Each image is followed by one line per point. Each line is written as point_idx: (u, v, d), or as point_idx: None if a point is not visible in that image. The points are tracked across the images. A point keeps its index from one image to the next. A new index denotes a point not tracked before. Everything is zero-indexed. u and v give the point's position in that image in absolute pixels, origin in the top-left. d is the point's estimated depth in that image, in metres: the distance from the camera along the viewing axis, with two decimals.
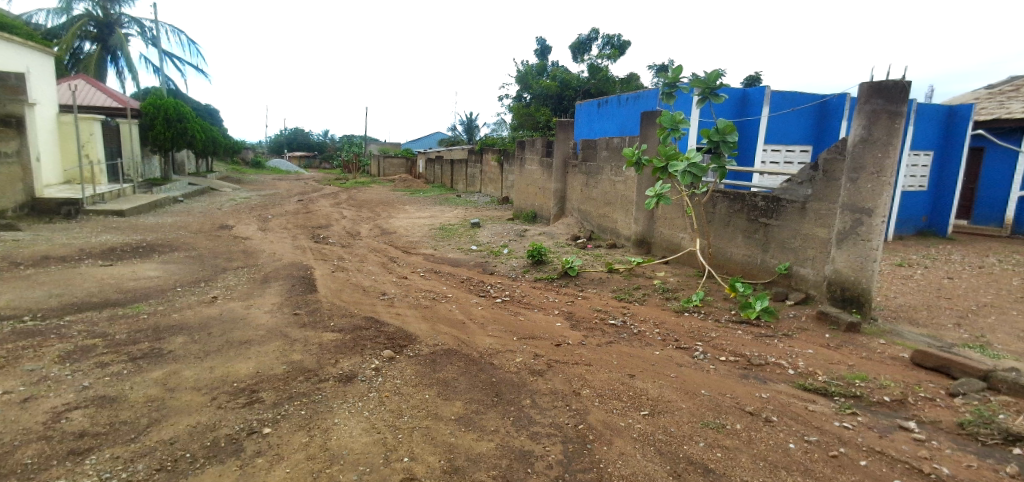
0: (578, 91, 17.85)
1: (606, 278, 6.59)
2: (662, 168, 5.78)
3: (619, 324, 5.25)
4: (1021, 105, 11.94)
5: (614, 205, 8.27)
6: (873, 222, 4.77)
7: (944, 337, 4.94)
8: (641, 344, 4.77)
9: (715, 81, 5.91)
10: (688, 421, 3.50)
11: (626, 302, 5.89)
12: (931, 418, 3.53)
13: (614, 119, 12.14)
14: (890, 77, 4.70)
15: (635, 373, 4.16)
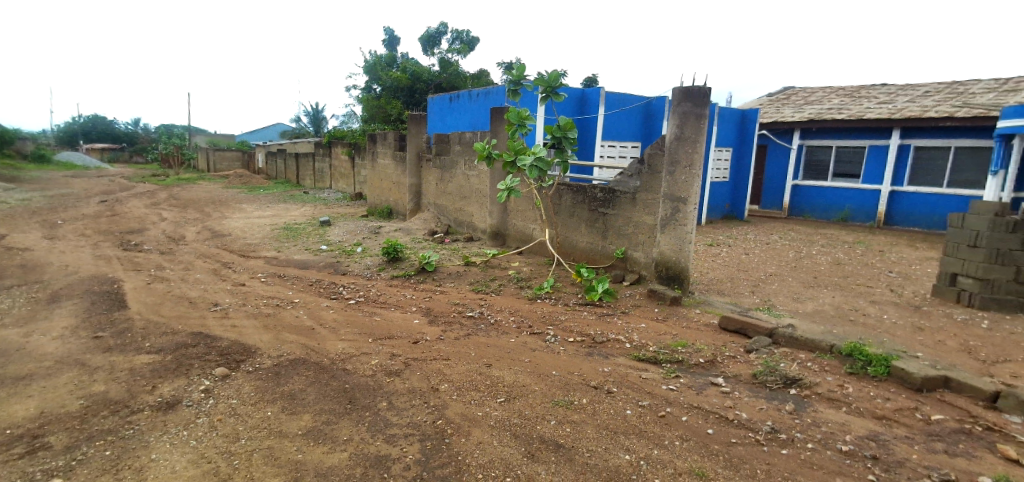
0: (429, 85, 17.95)
1: (463, 271, 6.81)
2: (511, 162, 6.20)
3: (477, 316, 5.34)
4: (792, 110, 14.55)
5: (468, 200, 8.67)
6: (687, 209, 5.32)
7: (743, 302, 5.75)
8: (497, 333, 4.89)
9: (557, 81, 6.37)
10: (540, 402, 3.62)
11: (484, 294, 6.04)
12: (733, 373, 4.06)
13: (466, 114, 12.57)
14: (696, 84, 5.19)
15: (493, 362, 4.23)
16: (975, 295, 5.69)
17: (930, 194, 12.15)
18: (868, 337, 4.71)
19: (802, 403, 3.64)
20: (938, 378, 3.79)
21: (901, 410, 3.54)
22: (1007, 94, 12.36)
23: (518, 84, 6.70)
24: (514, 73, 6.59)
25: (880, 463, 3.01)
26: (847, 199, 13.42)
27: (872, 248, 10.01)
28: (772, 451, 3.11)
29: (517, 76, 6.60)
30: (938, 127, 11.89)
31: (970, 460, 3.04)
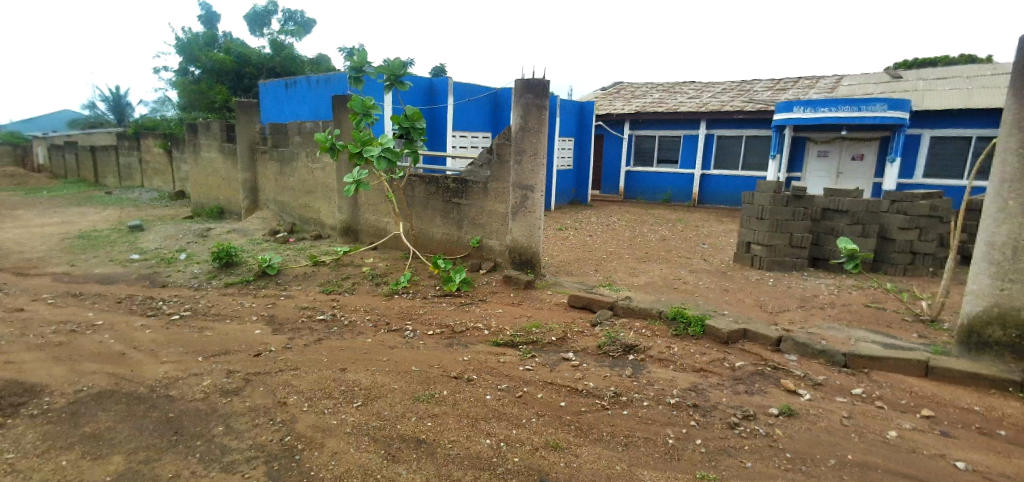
0: (260, 69, 16.53)
1: (312, 272, 6.45)
2: (358, 153, 6.06)
3: (329, 318, 4.96)
4: (622, 103, 15.97)
5: (314, 195, 8.31)
6: (534, 197, 5.60)
7: (588, 280, 6.08)
8: (353, 335, 4.53)
9: (400, 70, 6.32)
10: (400, 401, 3.32)
11: (336, 295, 5.74)
12: (581, 347, 4.15)
13: (306, 101, 11.90)
14: (535, 76, 5.45)
15: (347, 366, 3.85)
16: (761, 259, 6.76)
17: (731, 175, 14.22)
18: (688, 300, 5.24)
19: (638, 367, 3.82)
20: (739, 331, 4.19)
21: (715, 361, 3.88)
22: (783, 92, 14.81)
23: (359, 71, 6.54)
24: (355, 59, 6.41)
25: (699, 409, 3.24)
26: (668, 183, 15.15)
27: (689, 224, 11.37)
28: (614, 413, 3.21)
29: (358, 62, 6.44)
30: (733, 119, 13.90)
31: (764, 396, 3.39)
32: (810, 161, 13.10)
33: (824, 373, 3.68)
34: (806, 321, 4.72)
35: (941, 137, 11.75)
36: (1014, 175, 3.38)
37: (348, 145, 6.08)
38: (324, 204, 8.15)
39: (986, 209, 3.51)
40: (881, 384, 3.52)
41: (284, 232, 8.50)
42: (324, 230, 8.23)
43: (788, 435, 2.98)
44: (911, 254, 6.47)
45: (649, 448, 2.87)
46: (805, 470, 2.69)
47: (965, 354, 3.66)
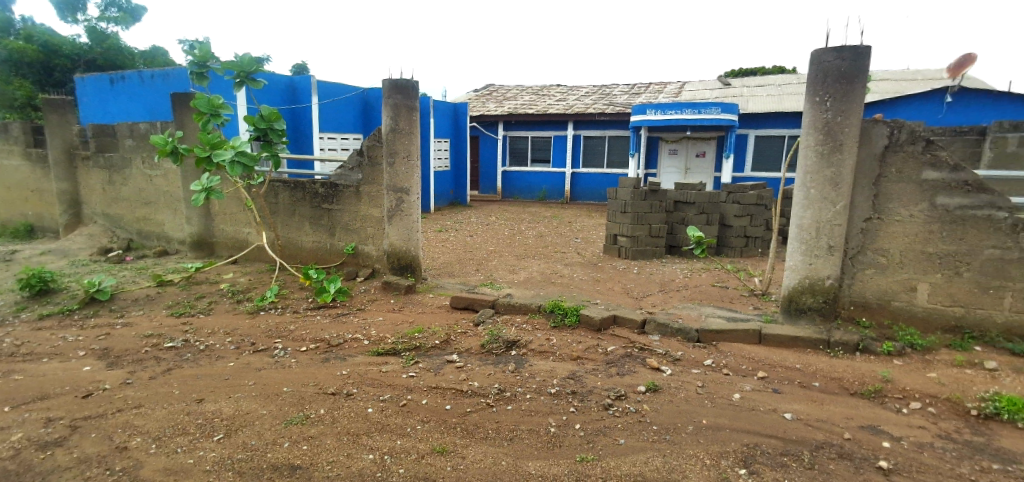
0: (75, 62, 14.31)
1: (155, 294, 5.78)
2: (206, 157, 5.53)
3: (180, 345, 4.52)
4: (495, 105, 16.30)
5: (155, 205, 7.57)
6: (410, 199, 5.55)
7: (470, 280, 6.18)
8: (210, 360, 4.18)
9: (251, 66, 5.89)
10: (270, 427, 3.15)
11: (188, 317, 5.18)
12: (465, 348, 4.24)
13: (141, 101, 10.72)
14: (403, 76, 5.38)
15: (205, 395, 3.56)
16: (626, 249, 7.31)
17: (597, 173, 15.20)
18: (565, 292, 5.53)
19: (520, 361, 3.99)
20: (610, 317, 4.52)
21: (590, 347, 4.16)
22: (637, 95, 16.09)
23: (203, 66, 6.01)
24: (196, 53, 5.87)
25: (577, 395, 3.47)
26: (543, 181, 15.77)
27: (562, 220, 11.93)
28: (498, 410, 3.33)
29: (201, 57, 5.90)
30: (596, 121, 14.83)
31: (633, 376, 3.71)
32: (663, 159, 14.33)
33: (681, 348, 4.10)
34: (666, 303, 5.21)
35: (764, 136, 13.48)
36: (815, 167, 4.01)
37: (193, 148, 5.53)
38: (169, 215, 7.45)
39: (795, 196, 4.13)
40: (726, 354, 3.99)
41: (118, 250, 7.71)
42: (171, 244, 7.57)
43: (653, 409, 3.29)
44: (745, 238, 7.40)
45: (533, 439, 3.03)
46: (669, 439, 2.99)
47: (788, 319, 4.28)
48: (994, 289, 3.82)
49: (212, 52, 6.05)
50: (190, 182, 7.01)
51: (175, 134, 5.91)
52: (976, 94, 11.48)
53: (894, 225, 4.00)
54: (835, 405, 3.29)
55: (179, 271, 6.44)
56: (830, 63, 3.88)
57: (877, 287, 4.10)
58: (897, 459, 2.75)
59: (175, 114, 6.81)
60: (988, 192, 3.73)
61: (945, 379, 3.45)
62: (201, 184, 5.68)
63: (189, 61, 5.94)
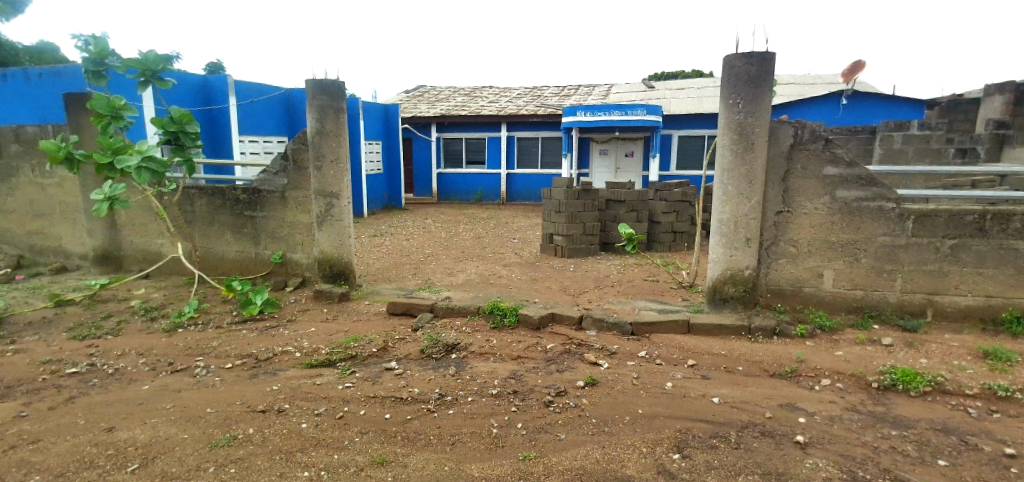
0: None
1: (54, 317, 5.26)
2: (109, 164, 5.14)
3: (84, 370, 4.18)
4: (427, 107, 16.09)
5: (50, 218, 6.99)
6: (341, 204, 5.44)
7: (407, 285, 6.13)
8: (122, 385, 3.92)
9: (158, 64, 5.50)
10: (192, 452, 3.00)
11: (93, 339, 4.77)
12: (404, 354, 4.21)
13: (32, 103, 9.86)
14: (328, 77, 5.24)
15: (116, 423, 3.34)
16: (563, 248, 7.47)
17: (533, 173, 15.44)
18: (504, 293, 5.60)
19: (461, 364, 4.02)
20: (548, 315, 4.61)
21: (529, 346, 4.24)
22: (567, 97, 16.44)
23: (99, 63, 5.58)
24: (92, 49, 5.44)
25: (518, 395, 3.54)
26: (479, 182, 15.80)
27: (499, 221, 12.00)
28: (440, 415, 3.34)
29: (97, 53, 5.48)
30: (529, 122, 15.03)
31: (572, 372, 3.81)
32: (594, 159, 14.71)
33: (616, 342, 4.25)
34: (602, 299, 5.37)
35: (686, 136, 14.13)
36: (731, 165, 4.28)
37: (93, 154, 5.12)
38: (66, 228, 6.93)
39: (714, 193, 4.38)
40: (658, 345, 4.18)
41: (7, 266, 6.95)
42: (70, 260, 6.98)
43: (592, 403, 3.40)
44: (673, 233, 7.74)
45: (475, 442, 3.07)
46: (607, 431, 3.11)
47: (713, 308, 4.54)
48: (887, 272, 4.23)
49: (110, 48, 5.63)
50: (90, 190, 6.56)
51: (70, 138, 5.47)
52: (867, 96, 12.55)
53: (801, 217, 4.32)
54: (757, 387, 3.53)
55: (80, 289, 5.97)
56: (740, 68, 4.14)
57: (789, 275, 4.43)
58: (812, 433, 2.99)
59: (70, 117, 6.29)
60: (878, 185, 4.12)
61: (849, 356, 3.78)
62: (103, 191, 5.30)
63: (83, 59, 5.46)
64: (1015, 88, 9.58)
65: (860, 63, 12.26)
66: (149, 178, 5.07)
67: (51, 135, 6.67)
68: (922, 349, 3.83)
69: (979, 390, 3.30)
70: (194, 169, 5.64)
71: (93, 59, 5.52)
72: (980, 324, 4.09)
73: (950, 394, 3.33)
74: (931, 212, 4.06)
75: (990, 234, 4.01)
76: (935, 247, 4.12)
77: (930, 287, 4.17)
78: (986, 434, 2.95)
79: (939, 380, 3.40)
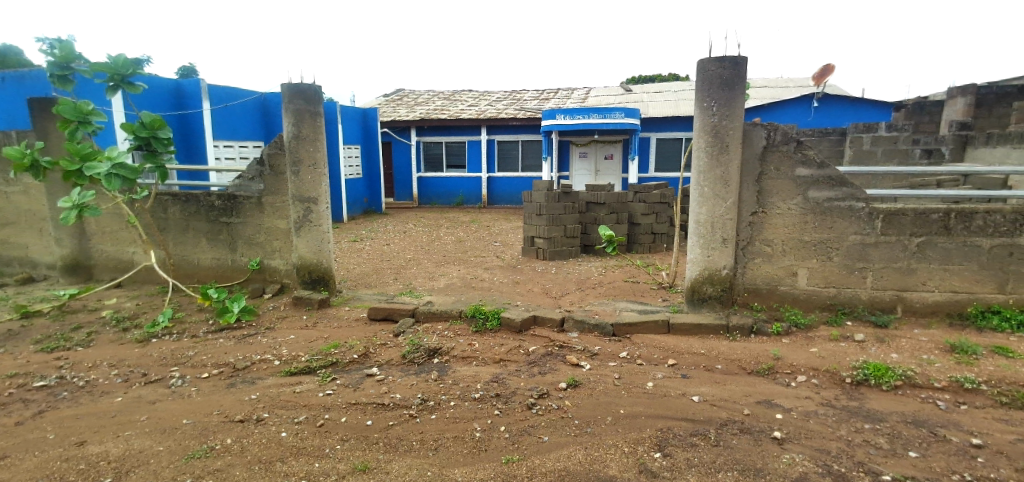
0: None
1: (22, 329, 5.13)
2: (76, 171, 5.01)
3: (54, 383, 4.07)
4: (406, 111, 16.02)
5: (16, 227, 6.80)
6: (319, 209, 5.39)
7: (388, 290, 6.09)
8: (93, 397, 3.83)
9: (128, 69, 5.38)
10: (167, 464, 2.95)
11: (61, 351, 4.65)
12: (385, 360, 4.19)
13: None
14: (305, 81, 5.19)
15: (87, 437, 3.26)
16: (544, 251, 7.49)
17: (514, 177, 15.48)
18: (487, 296, 5.61)
19: (443, 369, 4.01)
20: (530, 318, 4.63)
21: (512, 349, 4.25)
22: (546, 101, 16.52)
23: (66, 67, 5.44)
24: (58, 52, 5.31)
25: (501, 398, 3.54)
26: (460, 186, 15.78)
27: (481, 225, 12.00)
28: (423, 420, 3.33)
29: (63, 57, 5.34)
30: (509, 125, 15.07)
31: (555, 374, 3.84)
32: (574, 162, 14.79)
33: (598, 343, 4.28)
34: (583, 301, 5.41)
35: (664, 139, 14.32)
36: (707, 167, 4.35)
37: (60, 161, 5.00)
38: (32, 237, 6.74)
39: (691, 194, 4.45)
40: (639, 345, 4.22)
41: None
42: (37, 270, 6.77)
43: (575, 404, 3.43)
44: (652, 234, 7.83)
45: (459, 446, 3.06)
46: (590, 431, 3.14)
47: (692, 308, 4.60)
48: (859, 270, 4.34)
49: (77, 52, 5.50)
50: (57, 197, 6.39)
51: (36, 144, 5.33)
52: (837, 99, 12.86)
53: (775, 218, 4.41)
54: (735, 385, 3.59)
55: (48, 299, 5.80)
56: (714, 71, 4.22)
57: (765, 274, 4.52)
58: (789, 428, 3.06)
59: (34, 123, 6.12)
60: (848, 185, 4.23)
61: (824, 353, 3.87)
62: (71, 199, 5.16)
63: (48, 63, 5.32)
64: (976, 91, 9.91)
65: (830, 67, 12.57)
66: (120, 185, 4.95)
67: (15, 141, 6.48)
68: (892, 344, 3.94)
69: (947, 383, 3.40)
70: (167, 175, 5.53)
71: (58, 63, 5.38)
72: (947, 319, 4.23)
73: (919, 387, 3.43)
74: (899, 211, 4.18)
75: (955, 231, 4.15)
76: (903, 245, 4.24)
77: (899, 284, 4.29)
78: (954, 426, 3.04)
79: (909, 374, 3.50)
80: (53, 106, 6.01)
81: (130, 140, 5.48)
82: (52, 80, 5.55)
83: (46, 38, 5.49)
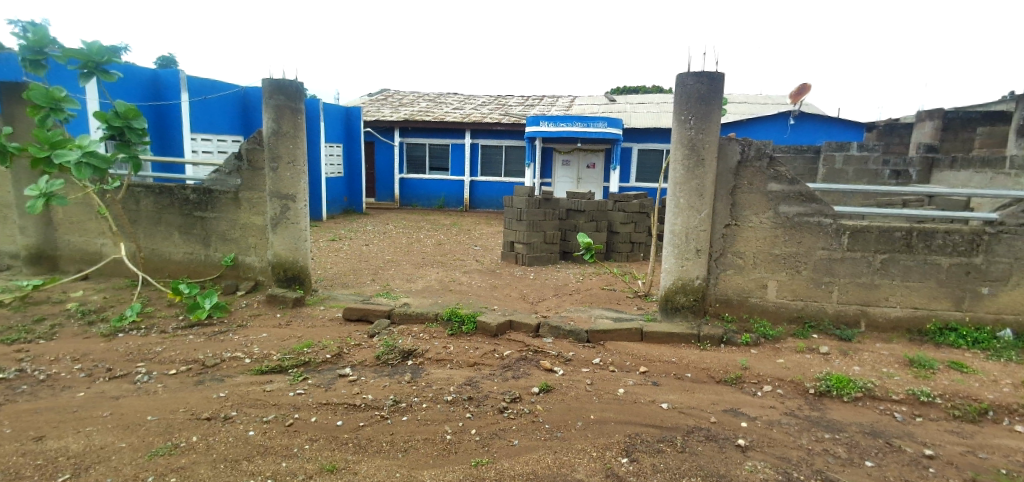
0: None
1: None
2: (45, 158, 4.89)
3: (14, 376, 3.96)
4: (389, 111, 15.97)
5: None
6: (297, 206, 5.33)
7: (365, 291, 6.06)
8: (54, 392, 3.73)
9: (104, 56, 5.27)
10: (130, 461, 2.90)
11: (23, 343, 4.53)
12: (359, 360, 4.17)
13: None
14: (286, 77, 5.15)
15: (46, 432, 3.18)
16: (523, 256, 7.54)
17: (496, 181, 15.51)
18: (464, 300, 5.61)
19: (416, 371, 4.01)
20: (505, 323, 4.65)
21: (486, 353, 4.27)
22: (529, 107, 16.61)
23: (39, 52, 5.32)
24: (30, 37, 5.19)
25: (474, 401, 3.56)
26: (441, 189, 15.76)
27: (461, 228, 12.00)
28: (393, 421, 3.32)
29: (36, 42, 5.22)
30: (493, 130, 15.12)
31: (528, 378, 3.86)
32: (557, 169, 14.88)
33: (572, 349, 4.32)
34: (559, 307, 5.45)
35: (645, 150, 14.51)
36: (683, 179, 4.44)
37: (28, 147, 4.87)
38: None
39: (667, 205, 4.53)
40: (612, 352, 4.27)
41: None
42: None
43: (546, 409, 3.45)
44: (630, 243, 7.91)
45: (429, 448, 3.06)
46: (560, 436, 3.17)
47: (665, 317, 4.68)
48: (825, 284, 4.46)
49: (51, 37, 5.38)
50: (23, 185, 6.21)
51: (3, 130, 5.19)
52: (812, 117, 13.20)
53: (747, 231, 4.51)
54: (703, 393, 3.66)
55: (10, 289, 5.63)
56: (691, 86, 4.31)
57: (736, 286, 4.61)
58: (752, 437, 3.13)
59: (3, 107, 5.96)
60: (817, 202, 4.35)
61: (789, 364, 3.97)
62: (38, 187, 5.03)
63: (20, 47, 5.20)
64: (943, 115, 10.23)
65: (807, 86, 12.90)
66: (90, 174, 4.85)
67: None
68: (855, 357, 4.06)
69: (904, 396, 3.52)
70: (139, 166, 5.42)
71: (31, 47, 5.25)
72: (907, 334, 4.37)
73: (878, 399, 3.54)
74: (864, 228, 4.31)
75: (916, 250, 4.29)
76: (867, 261, 4.37)
77: (863, 299, 4.42)
78: (909, 437, 3.15)
79: (869, 386, 3.61)
80: (23, 92, 5.86)
81: (102, 129, 5.36)
82: (24, 63, 5.41)
83: (19, 21, 5.36)
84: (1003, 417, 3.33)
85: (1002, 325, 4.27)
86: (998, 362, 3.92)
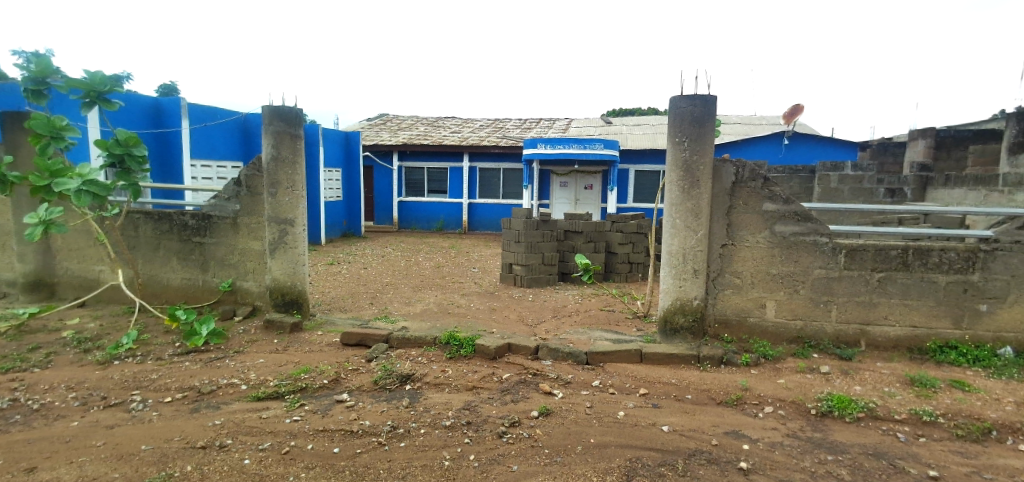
0: None
1: None
2: (45, 186, 4.90)
3: (8, 405, 3.91)
4: (388, 135, 16.11)
5: None
6: (295, 231, 5.33)
7: (363, 314, 6.04)
8: (47, 421, 3.69)
9: (105, 85, 5.30)
10: None
11: (18, 372, 4.49)
12: (356, 385, 4.13)
13: None
14: (286, 103, 5.19)
15: (38, 463, 3.14)
16: (521, 278, 7.53)
17: (494, 203, 15.54)
18: (462, 323, 5.59)
19: (415, 396, 3.97)
20: (504, 346, 4.62)
21: (485, 376, 4.23)
22: (527, 130, 16.77)
23: (41, 82, 5.36)
24: (33, 67, 5.24)
25: (473, 426, 3.52)
26: (440, 211, 15.81)
27: (460, 250, 12.02)
28: (391, 448, 3.28)
29: (39, 72, 5.26)
30: (491, 153, 15.24)
31: (526, 402, 3.82)
32: (555, 191, 14.94)
33: (571, 372, 4.28)
34: (559, 329, 5.42)
35: (642, 171, 14.62)
36: (678, 200, 4.45)
37: (28, 176, 4.88)
38: None
39: (664, 226, 4.53)
40: (612, 374, 4.23)
41: None
42: None
43: (546, 433, 3.41)
44: (629, 264, 7.92)
45: (426, 475, 3.02)
46: (560, 460, 3.12)
47: (664, 338, 4.65)
48: (824, 303, 4.45)
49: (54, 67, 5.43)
50: (23, 213, 6.21)
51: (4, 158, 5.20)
52: (806, 138, 13.34)
53: (744, 250, 4.52)
54: (704, 415, 3.62)
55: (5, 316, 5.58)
56: (685, 109, 4.36)
57: (735, 306, 4.60)
58: (754, 459, 3.09)
59: (4, 136, 6.01)
60: (813, 221, 4.36)
61: (790, 384, 3.94)
62: (37, 215, 5.02)
63: (23, 78, 5.26)
64: (936, 134, 10.37)
65: (800, 107, 13.07)
66: (90, 202, 4.86)
67: None
68: (855, 376, 4.03)
69: (906, 415, 3.49)
70: (139, 193, 5.43)
71: (34, 78, 5.30)
72: (908, 353, 4.35)
73: (881, 419, 3.51)
74: (861, 247, 4.32)
75: (913, 268, 4.29)
76: (865, 279, 4.37)
77: (862, 318, 4.41)
78: (912, 457, 3.11)
79: (871, 406, 3.58)
80: (25, 121, 5.90)
81: (103, 157, 5.37)
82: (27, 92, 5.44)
83: (24, 53, 5.43)
84: (1007, 436, 3.30)
85: (1002, 343, 4.26)
86: (1000, 380, 3.90)
